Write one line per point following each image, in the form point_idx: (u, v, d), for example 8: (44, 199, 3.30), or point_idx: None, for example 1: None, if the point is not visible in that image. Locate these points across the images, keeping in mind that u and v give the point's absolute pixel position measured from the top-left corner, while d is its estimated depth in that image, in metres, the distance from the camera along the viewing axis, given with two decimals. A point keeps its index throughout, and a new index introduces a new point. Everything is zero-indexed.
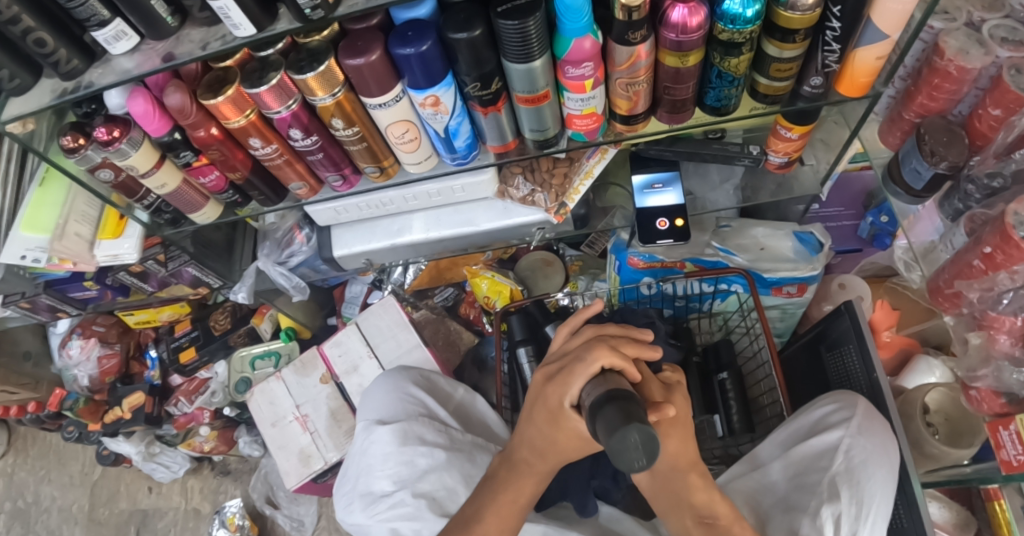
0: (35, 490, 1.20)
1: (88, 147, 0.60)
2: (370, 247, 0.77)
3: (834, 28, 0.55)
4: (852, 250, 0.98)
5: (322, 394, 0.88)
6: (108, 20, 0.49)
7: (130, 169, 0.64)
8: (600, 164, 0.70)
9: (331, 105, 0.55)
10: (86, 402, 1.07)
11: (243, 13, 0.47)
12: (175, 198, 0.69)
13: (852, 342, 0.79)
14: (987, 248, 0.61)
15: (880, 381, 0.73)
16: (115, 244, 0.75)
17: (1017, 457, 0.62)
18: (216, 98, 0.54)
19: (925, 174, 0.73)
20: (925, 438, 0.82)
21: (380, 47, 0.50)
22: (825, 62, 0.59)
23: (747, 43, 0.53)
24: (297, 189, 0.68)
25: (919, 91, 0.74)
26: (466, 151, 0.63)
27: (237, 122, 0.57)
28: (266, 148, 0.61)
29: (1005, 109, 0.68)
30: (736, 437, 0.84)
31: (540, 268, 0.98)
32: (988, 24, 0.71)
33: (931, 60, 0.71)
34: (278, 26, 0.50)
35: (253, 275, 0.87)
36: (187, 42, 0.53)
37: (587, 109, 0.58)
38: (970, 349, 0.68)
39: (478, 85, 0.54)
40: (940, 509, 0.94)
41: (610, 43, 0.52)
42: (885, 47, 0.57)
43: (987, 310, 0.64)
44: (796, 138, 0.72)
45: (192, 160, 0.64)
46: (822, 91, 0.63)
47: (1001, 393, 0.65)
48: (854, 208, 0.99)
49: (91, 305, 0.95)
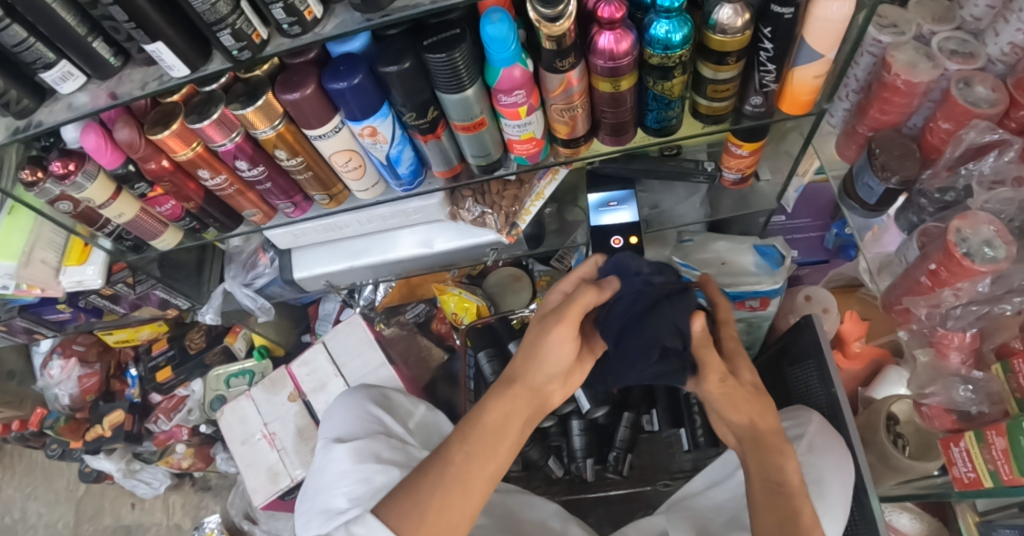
0: (22, 506, 1.22)
1: (46, 181, 0.61)
2: (330, 269, 0.79)
3: (767, 49, 0.55)
4: (819, 261, 0.98)
5: (290, 412, 0.89)
6: (54, 62, 0.50)
7: (87, 201, 0.65)
8: (550, 186, 0.71)
9: (273, 137, 0.56)
10: (66, 420, 1.10)
11: (174, 55, 0.48)
12: (134, 227, 0.70)
13: (813, 356, 0.79)
14: (933, 264, 0.61)
15: (839, 396, 0.73)
16: (79, 270, 0.77)
17: (967, 474, 0.61)
18: (162, 133, 0.56)
19: (876, 189, 0.73)
20: (890, 452, 0.82)
21: (313, 82, 0.51)
22: (763, 82, 0.59)
23: (679, 67, 0.53)
24: (251, 216, 0.69)
25: (871, 105, 0.74)
26: (411, 178, 0.64)
27: (185, 155, 0.58)
28: (216, 179, 0.62)
29: (955, 123, 0.68)
30: (703, 451, 0.83)
31: (508, 285, 0.99)
32: (938, 37, 0.71)
33: (880, 74, 0.71)
34: (212, 66, 0.51)
35: (218, 298, 0.89)
36: (129, 82, 0.54)
37: (525, 134, 0.59)
38: (919, 366, 0.68)
39: (415, 115, 0.55)
40: (913, 521, 0.94)
41: (541, 71, 0.53)
42: (822, 65, 0.57)
43: (937, 326, 0.65)
44: (747, 154, 0.72)
45: (147, 190, 0.65)
46: (764, 110, 0.64)
47: (952, 409, 0.64)
48: (822, 218, 1.00)
49: (67, 326, 0.97)
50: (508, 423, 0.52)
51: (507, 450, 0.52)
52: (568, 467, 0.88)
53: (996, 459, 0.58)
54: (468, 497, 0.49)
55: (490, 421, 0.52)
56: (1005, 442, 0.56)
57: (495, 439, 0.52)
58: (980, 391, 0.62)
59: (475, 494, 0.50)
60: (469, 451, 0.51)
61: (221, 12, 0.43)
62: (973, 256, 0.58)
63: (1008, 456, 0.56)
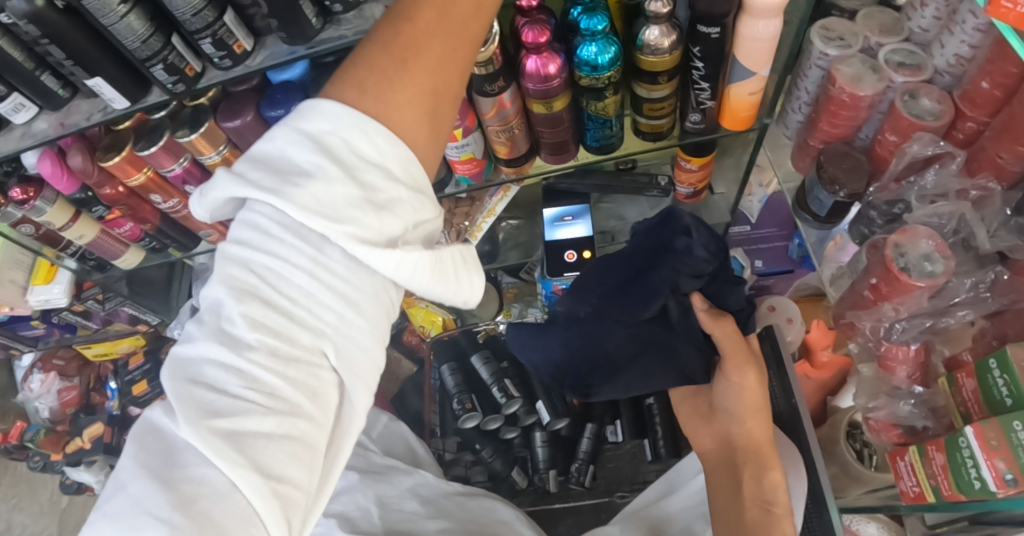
0: (6, 518, 1.24)
1: (6, 206, 0.63)
2: None
3: (698, 68, 0.56)
4: (784, 271, 0.99)
5: None
6: (5, 94, 0.52)
7: (48, 224, 0.67)
8: (502, 202, 0.72)
9: (219, 161, 0.58)
10: (47, 433, 1.12)
11: (115, 88, 0.50)
12: (96, 248, 0.72)
13: (772, 368, 0.80)
14: (874, 279, 0.62)
15: (800, 408, 0.75)
16: (45, 290, 0.78)
17: (913, 488, 0.62)
18: (113, 159, 0.57)
19: (826, 201, 0.74)
20: (851, 461, 0.83)
21: (252, 109, 0.54)
22: (699, 100, 0.60)
23: (609, 88, 0.55)
24: (207, 235, 0.71)
25: (821, 118, 0.74)
26: None
27: (137, 180, 0.60)
28: (169, 202, 0.64)
29: (900, 136, 0.68)
30: (666, 461, 0.83)
31: None
32: (885, 48, 0.72)
33: (827, 88, 0.72)
34: (151, 97, 0.53)
35: (188, 313, 0.89)
36: (77, 113, 0.56)
37: (465, 154, 0.60)
38: (863, 378, 0.68)
39: None
40: (881, 530, 0.94)
41: (474, 95, 0.54)
42: (756, 82, 0.58)
43: (882, 339, 0.66)
44: (697, 168, 0.73)
45: (105, 213, 0.67)
46: (704, 126, 0.64)
47: (897, 424, 0.64)
48: (786, 228, 1.00)
49: (42, 341, 0.99)
50: (450, 21, 0.39)
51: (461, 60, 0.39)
52: (532, 478, 0.89)
53: (936, 474, 0.58)
54: (401, 85, 0.37)
55: (428, 28, 0.38)
56: (943, 458, 0.56)
57: (444, 21, 0.39)
58: (922, 405, 0.62)
59: (407, 126, 0.37)
60: (436, 37, 0.38)
61: (154, 48, 0.45)
62: (911, 271, 0.59)
63: (946, 471, 0.56)
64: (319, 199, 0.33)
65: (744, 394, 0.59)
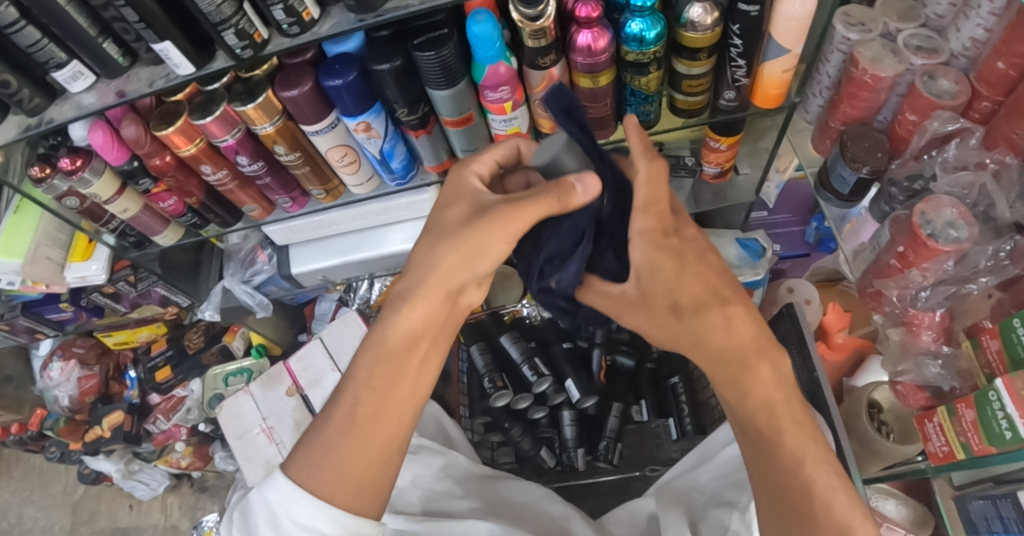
0: (19, 511, 1.22)
1: (53, 178, 0.64)
2: (324, 264, 0.81)
3: (736, 45, 0.59)
4: (800, 254, 1.02)
5: (288, 407, 0.91)
6: (65, 62, 0.53)
7: (93, 197, 0.68)
8: None
9: (272, 132, 0.59)
10: (65, 422, 1.12)
11: (181, 53, 0.51)
12: (137, 223, 0.73)
13: (793, 343, 0.82)
14: (901, 247, 0.64)
15: (822, 381, 0.75)
16: (83, 266, 0.80)
17: (941, 448, 0.64)
18: (167, 129, 0.58)
19: (849, 179, 0.76)
20: (872, 435, 0.85)
21: (310, 80, 0.55)
22: (734, 77, 0.63)
23: (653, 63, 0.57)
24: (250, 211, 0.72)
25: (841, 101, 0.77)
26: (403, 172, 0.67)
27: (188, 151, 0.61)
28: (217, 174, 0.65)
29: (920, 115, 0.71)
30: (690, 439, 0.86)
31: (499, 282, 1.00)
32: (903, 34, 0.75)
33: (849, 70, 0.75)
34: (216, 64, 0.54)
35: (218, 295, 0.91)
36: (137, 81, 0.57)
37: (512, 128, 0.62)
38: (891, 343, 0.71)
39: (407, 111, 0.58)
40: (898, 507, 0.97)
41: (525, 68, 0.56)
42: (789, 60, 0.60)
43: (908, 307, 0.68)
44: (725, 148, 0.76)
45: (151, 187, 0.68)
46: (737, 104, 0.67)
47: (924, 386, 0.67)
48: (801, 214, 1.03)
49: (67, 326, 0.99)
50: (434, 309, 0.49)
51: (442, 299, 0.49)
52: (560, 456, 0.90)
53: (966, 431, 0.60)
54: (385, 420, 0.47)
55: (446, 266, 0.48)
56: (974, 414, 0.59)
57: (467, 260, 0.48)
58: (949, 367, 0.65)
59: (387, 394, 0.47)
60: (416, 277, 0.49)
61: (226, 13, 0.47)
62: (938, 237, 0.61)
63: (977, 427, 0.58)
64: (297, 521, 0.44)
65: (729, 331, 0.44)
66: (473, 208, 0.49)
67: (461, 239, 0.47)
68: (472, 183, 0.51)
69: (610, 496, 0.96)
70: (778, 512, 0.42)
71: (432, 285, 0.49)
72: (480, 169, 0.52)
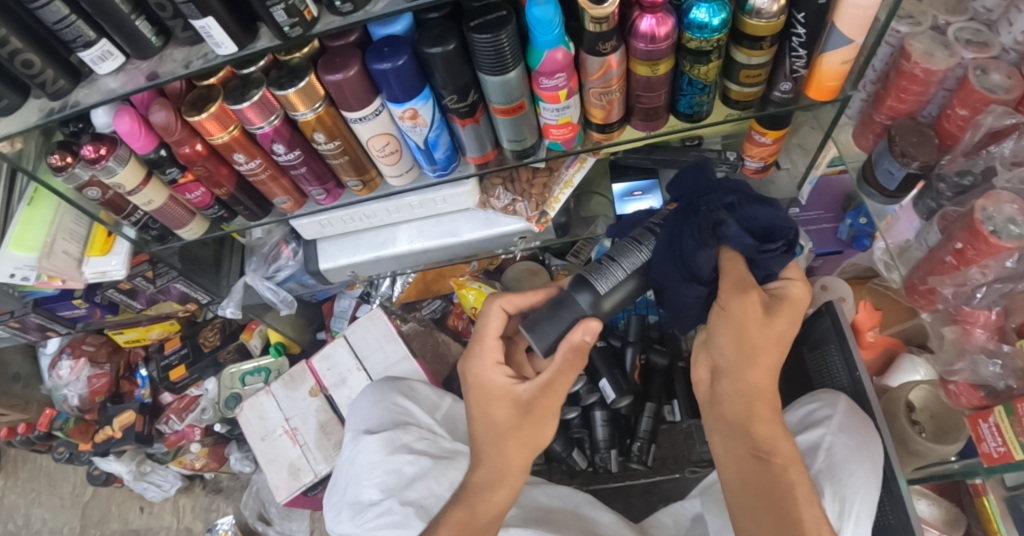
0: (26, 513, 1.19)
1: (75, 166, 0.61)
2: (355, 260, 0.79)
3: (799, 34, 0.56)
4: (832, 252, 1.00)
5: (311, 407, 0.88)
6: (94, 40, 0.50)
7: (117, 187, 0.64)
8: (578, 174, 0.72)
9: (312, 119, 0.56)
10: (76, 422, 1.08)
11: (223, 31, 0.48)
12: (161, 214, 0.70)
13: (833, 341, 0.80)
14: (958, 244, 0.62)
15: (863, 380, 0.74)
16: (103, 261, 0.76)
17: (998, 449, 0.61)
18: (200, 115, 0.55)
19: (897, 174, 0.75)
20: (910, 435, 0.83)
21: (357, 63, 0.52)
22: (793, 68, 0.60)
23: (715, 51, 0.54)
24: (281, 203, 0.69)
25: (888, 95, 0.75)
26: (445, 163, 0.65)
27: (220, 139, 0.58)
28: (250, 163, 0.62)
29: (971, 109, 0.69)
30: None
31: (525, 278, 0.99)
32: (953, 27, 0.73)
33: (899, 63, 0.72)
34: (259, 43, 0.51)
35: (241, 291, 0.87)
36: (170, 61, 0.54)
37: (562, 118, 0.59)
38: (945, 343, 0.69)
39: (456, 98, 0.55)
40: (929, 507, 0.95)
41: (582, 54, 0.53)
42: (849, 51, 0.58)
43: (961, 305, 0.67)
44: (770, 142, 0.74)
45: (178, 176, 0.65)
46: (791, 96, 0.65)
47: (979, 386, 0.64)
48: (833, 210, 1.02)
49: (80, 323, 0.96)
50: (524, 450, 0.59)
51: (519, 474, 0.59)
52: (592, 458, 0.87)
53: None
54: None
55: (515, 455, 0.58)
56: None
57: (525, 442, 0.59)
58: (1008, 366, 0.63)
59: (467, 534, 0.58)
60: (492, 467, 0.59)
61: None
62: (1000, 233, 0.59)
63: None
64: None
65: (742, 336, 0.51)
66: (516, 408, 0.59)
67: (500, 456, 0.58)
68: (500, 380, 0.60)
69: (640, 498, 0.94)
70: (753, 479, 0.52)
71: (505, 470, 0.59)
72: (500, 360, 0.61)
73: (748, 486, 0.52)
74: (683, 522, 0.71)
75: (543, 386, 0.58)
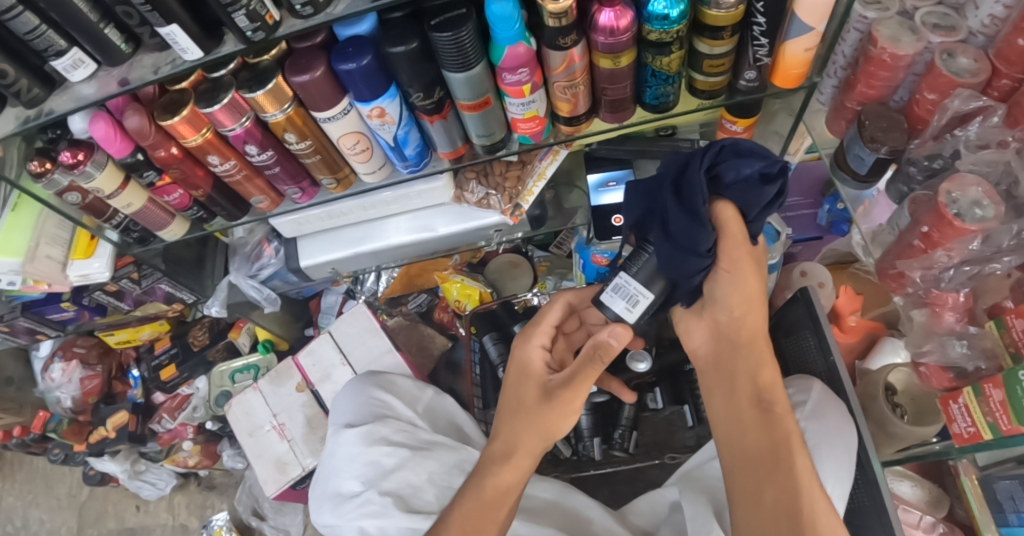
0: (24, 514, 1.21)
1: (55, 171, 0.62)
2: (334, 256, 0.80)
3: (759, 23, 0.57)
4: (813, 238, 1.03)
5: (297, 403, 0.90)
6: (65, 49, 0.50)
7: (96, 192, 0.65)
8: (552, 165, 0.72)
9: (282, 120, 0.57)
10: (69, 423, 1.10)
11: (189, 37, 0.49)
12: (142, 217, 0.71)
13: (807, 328, 0.80)
14: (924, 227, 0.64)
15: (838, 364, 0.74)
16: (86, 264, 0.77)
17: (967, 429, 0.63)
18: (172, 119, 0.56)
19: (867, 159, 0.75)
20: (889, 418, 0.82)
21: (323, 64, 0.52)
22: (756, 56, 0.61)
23: (675, 42, 0.55)
24: (259, 202, 0.70)
25: (858, 80, 0.76)
26: (417, 159, 0.66)
27: (194, 141, 0.59)
28: (225, 164, 0.63)
29: (939, 93, 0.69)
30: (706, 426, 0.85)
31: (507, 271, 1.01)
32: (921, 11, 0.72)
33: (867, 49, 0.73)
34: (224, 48, 0.52)
35: (225, 290, 0.89)
36: (140, 68, 0.54)
37: (529, 112, 0.60)
38: (915, 325, 0.71)
39: (422, 96, 0.56)
40: (913, 489, 0.93)
41: (543, 48, 0.54)
42: (812, 38, 0.58)
43: (930, 288, 0.69)
44: (741, 130, 0.74)
45: (156, 179, 0.65)
46: (757, 84, 0.65)
47: (948, 367, 0.66)
48: (812, 196, 1.05)
49: (69, 325, 0.97)
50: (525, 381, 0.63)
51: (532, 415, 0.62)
52: (575, 446, 0.90)
53: (994, 411, 0.59)
54: (476, 503, 0.60)
55: (457, 525, 0.60)
56: (1002, 393, 0.58)
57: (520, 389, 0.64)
58: (975, 346, 0.64)
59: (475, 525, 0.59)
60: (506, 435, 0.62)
61: None
62: (964, 216, 0.60)
63: (1005, 407, 0.57)
64: None
65: (740, 287, 0.54)
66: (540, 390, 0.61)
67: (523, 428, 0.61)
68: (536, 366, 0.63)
69: (625, 484, 0.97)
70: (754, 429, 0.53)
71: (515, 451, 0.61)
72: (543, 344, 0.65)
73: (748, 459, 0.53)
74: (661, 508, 0.73)
75: (566, 377, 0.60)
